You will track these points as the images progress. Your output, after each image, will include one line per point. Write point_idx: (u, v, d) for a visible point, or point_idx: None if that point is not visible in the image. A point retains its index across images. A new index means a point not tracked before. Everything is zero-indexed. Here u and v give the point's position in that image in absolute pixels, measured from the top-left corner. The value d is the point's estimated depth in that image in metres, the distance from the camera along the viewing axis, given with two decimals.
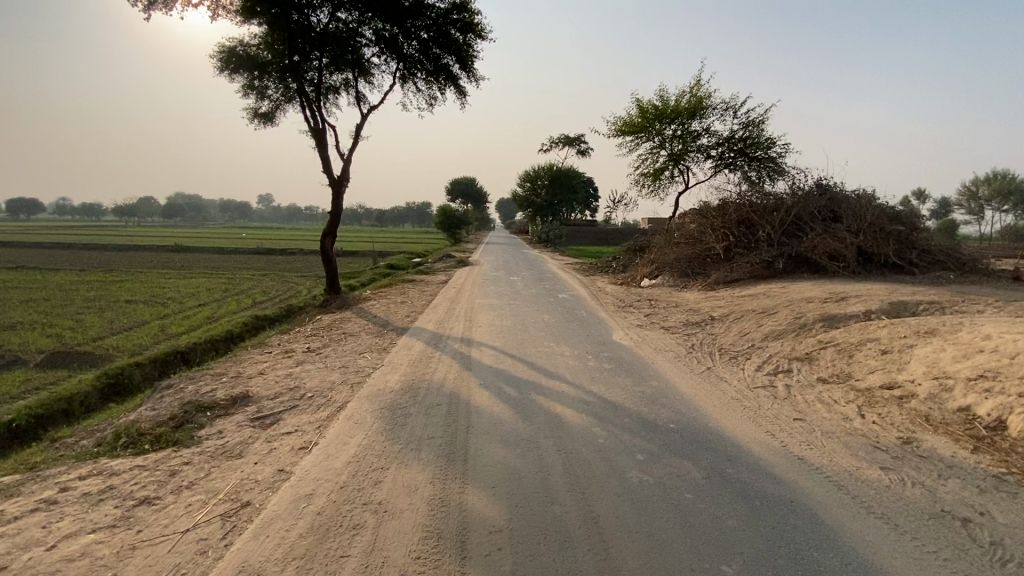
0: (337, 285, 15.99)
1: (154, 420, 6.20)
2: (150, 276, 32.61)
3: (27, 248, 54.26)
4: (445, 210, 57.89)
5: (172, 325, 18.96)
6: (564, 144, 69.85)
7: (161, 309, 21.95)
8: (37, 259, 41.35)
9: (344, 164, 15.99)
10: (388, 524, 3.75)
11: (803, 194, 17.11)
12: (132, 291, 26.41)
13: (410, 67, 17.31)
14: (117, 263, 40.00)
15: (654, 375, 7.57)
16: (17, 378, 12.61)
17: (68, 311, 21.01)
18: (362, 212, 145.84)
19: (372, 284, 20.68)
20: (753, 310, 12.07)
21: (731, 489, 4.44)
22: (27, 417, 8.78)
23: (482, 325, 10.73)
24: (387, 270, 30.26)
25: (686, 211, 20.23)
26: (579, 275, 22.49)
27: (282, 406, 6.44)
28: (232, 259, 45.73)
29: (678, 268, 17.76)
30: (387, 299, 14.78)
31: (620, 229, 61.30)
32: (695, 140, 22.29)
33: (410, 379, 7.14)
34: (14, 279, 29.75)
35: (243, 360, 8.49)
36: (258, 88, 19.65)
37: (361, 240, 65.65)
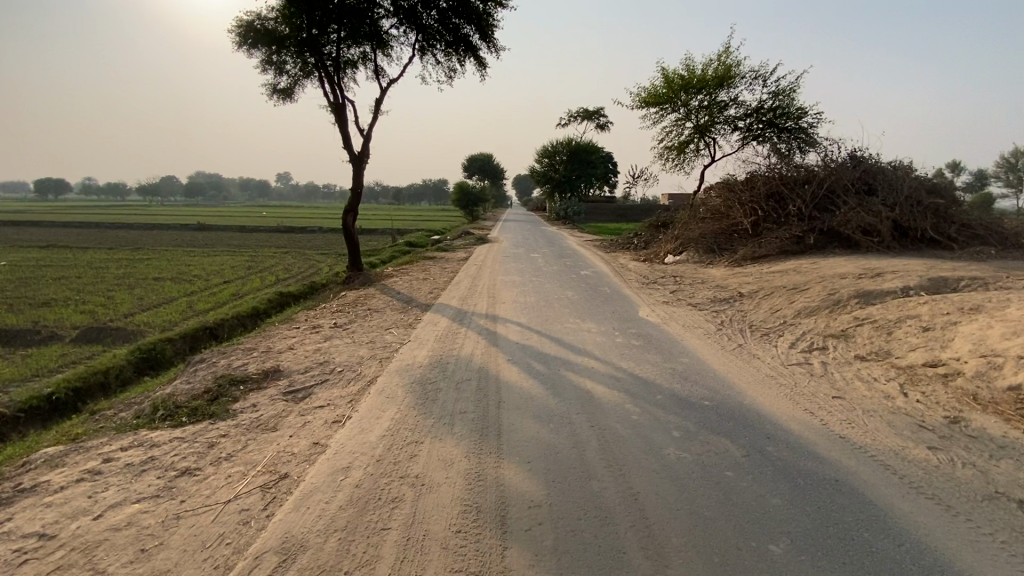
0: (359, 261, 16.04)
1: (189, 393, 6.31)
2: (176, 254, 33.26)
3: (58, 227, 55.81)
4: (461, 186, 57.36)
5: (199, 302, 19.33)
6: (582, 119, 68.49)
7: (188, 286, 22.43)
8: (67, 238, 42.53)
9: (364, 139, 15.86)
10: (426, 497, 3.74)
11: (837, 166, 16.44)
12: (160, 269, 27.04)
13: (429, 38, 16.95)
14: (143, 242, 40.91)
15: (684, 352, 7.42)
16: (55, 353, 13.03)
17: (100, 288, 21.61)
18: (380, 190, 146.05)
19: (393, 261, 20.72)
20: (783, 287, 11.74)
21: (774, 467, 4.31)
22: (67, 390, 9.07)
23: (506, 302, 10.65)
24: (407, 247, 30.28)
25: (712, 185, 19.67)
26: (601, 252, 22.21)
27: (313, 380, 6.49)
28: (254, 237, 46.32)
29: (703, 243, 17.36)
30: (410, 276, 14.79)
31: (640, 206, 60.27)
32: (722, 111, 21.54)
33: (438, 354, 7.12)
34: (47, 257, 30.67)
35: (272, 335, 8.58)
36: (276, 63, 19.44)
37: (379, 218, 65.87)
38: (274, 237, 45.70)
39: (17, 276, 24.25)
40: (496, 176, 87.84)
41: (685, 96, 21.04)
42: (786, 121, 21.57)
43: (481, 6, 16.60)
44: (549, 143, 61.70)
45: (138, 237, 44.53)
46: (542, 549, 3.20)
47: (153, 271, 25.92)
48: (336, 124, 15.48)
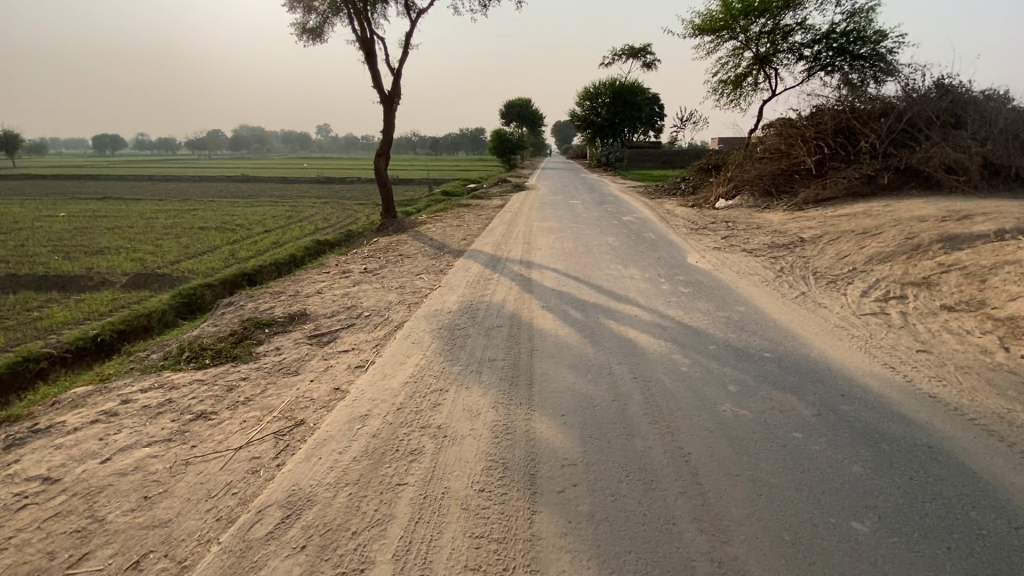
0: (393, 208, 15.65)
1: (215, 336, 6.16)
2: (221, 204, 34.05)
3: (115, 180, 58.54)
4: (501, 132, 55.24)
5: (241, 250, 19.65)
6: (627, 58, 64.34)
7: (232, 234, 22.87)
8: (122, 190, 44.44)
9: (395, 77, 15.08)
10: (448, 451, 3.35)
11: (920, 95, 14.48)
12: (205, 219, 27.70)
13: None
14: (192, 193, 42.22)
15: (739, 300, 6.68)
16: (107, 298, 13.52)
17: (150, 237, 22.32)
18: (418, 140, 144.74)
19: (428, 209, 20.28)
20: (851, 231, 10.57)
21: (854, 431, 3.66)
22: (112, 332, 9.29)
23: (543, 248, 10.04)
24: (443, 196, 29.74)
25: (772, 122, 17.90)
26: (644, 198, 20.99)
27: (338, 324, 6.19)
28: (295, 188, 46.92)
29: (759, 186, 15.95)
30: (444, 223, 14.32)
31: (687, 151, 56.98)
32: (786, 38, 19.34)
33: (469, 300, 6.67)
34: (103, 208, 32.05)
35: (301, 279, 8.37)
36: (304, 1, 18.60)
37: (416, 168, 65.32)
38: (314, 188, 46.11)
39: (76, 226, 25.40)
40: (535, 123, 84.85)
41: (744, 22, 18.88)
42: (860, 46, 19.22)
43: None
44: (591, 85, 58.49)
45: (187, 188, 45.99)
46: (577, 515, 2.76)
47: (199, 221, 26.59)
48: (364, 62, 14.73)
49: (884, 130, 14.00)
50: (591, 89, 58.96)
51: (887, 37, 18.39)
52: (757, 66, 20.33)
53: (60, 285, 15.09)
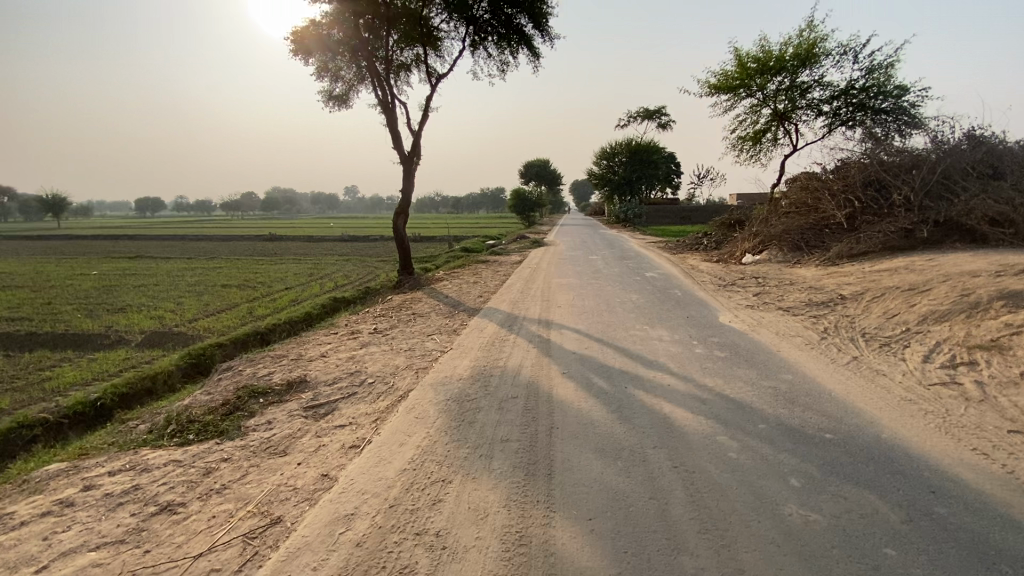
0: (411, 265, 15.44)
1: (207, 405, 5.68)
2: (246, 262, 34.78)
3: (151, 240, 61.19)
4: (518, 193, 56.62)
5: (259, 307, 19.60)
6: (642, 119, 66.30)
7: (252, 292, 22.98)
8: (155, 249, 46.06)
9: (414, 138, 15.32)
10: (446, 571, 2.69)
11: (953, 146, 13.97)
12: (229, 276, 28.12)
13: (480, 31, 16.26)
14: (219, 252, 43.44)
15: (784, 367, 5.94)
16: (119, 357, 13.31)
17: (173, 295, 22.54)
18: (440, 200, 149.30)
19: (446, 265, 20.11)
20: (896, 287, 9.79)
21: (960, 544, 2.89)
22: (113, 395, 8.92)
23: (563, 306, 9.49)
24: (463, 252, 29.78)
25: (797, 176, 17.55)
26: (666, 253, 20.51)
27: (338, 393, 5.64)
28: (318, 246, 47.99)
29: (788, 241, 15.36)
30: (461, 280, 13.97)
31: (706, 207, 57.01)
32: (805, 94, 19.35)
33: (482, 366, 6.08)
34: (134, 267, 32.99)
35: (307, 341, 7.93)
36: (332, 70, 19.48)
37: (437, 226, 66.72)
38: (338, 246, 47.06)
39: (105, 284, 26.00)
40: (553, 181, 86.95)
41: (761, 81, 18.96)
42: (882, 100, 19.02)
43: None
44: (608, 145, 59.87)
45: (215, 247, 47.43)
46: None
47: (223, 279, 26.97)
48: (386, 125, 15.02)
49: (918, 182, 13.43)
50: (608, 149, 60.31)
51: (908, 91, 18.20)
52: (776, 121, 20.28)
53: (77, 344, 15.02)
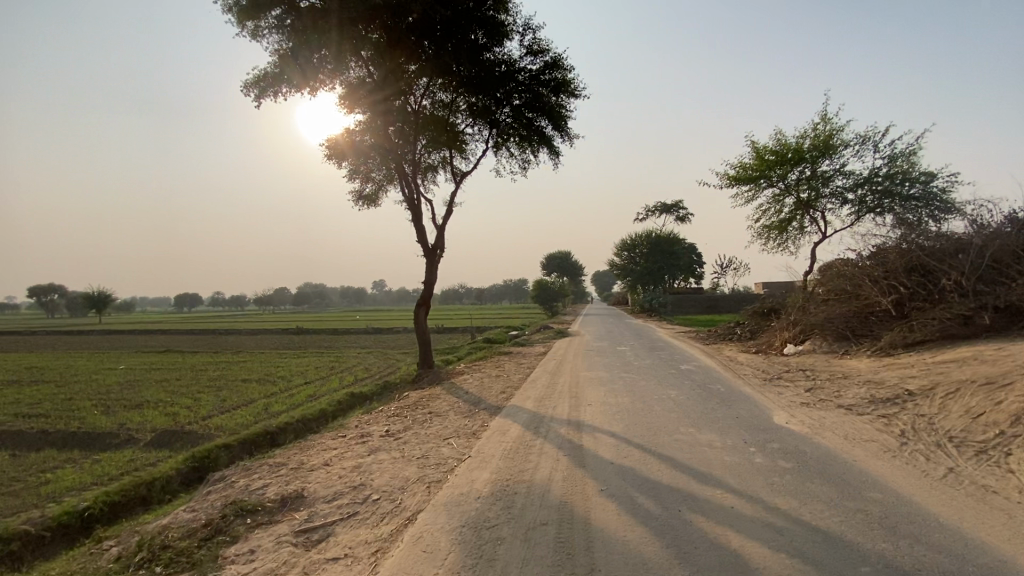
0: (431, 358, 14.86)
1: (187, 526, 4.91)
2: (269, 356, 34.75)
3: (183, 334, 62.82)
4: (541, 283, 57.17)
5: (275, 404, 18.97)
6: (660, 213, 68.07)
7: (270, 387, 22.49)
8: (183, 343, 46.85)
9: (438, 233, 15.47)
10: None
11: (998, 228, 13.31)
12: (250, 371, 27.90)
13: (503, 133, 17.00)
14: (245, 345, 43.85)
15: (869, 484, 4.92)
16: (123, 459, 12.62)
17: (191, 391, 22.18)
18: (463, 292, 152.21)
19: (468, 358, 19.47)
20: (971, 381, 8.68)
21: None
22: (102, 506, 8.15)
23: (593, 404, 8.63)
24: (485, 344, 29.22)
25: (831, 263, 16.95)
26: (698, 344, 19.54)
27: (337, 514, 4.83)
28: (342, 339, 48.14)
29: (832, 331, 14.41)
30: (482, 374, 13.25)
31: (732, 296, 56.12)
32: (827, 183, 19.31)
33: (505, 479, 5.24)
34: (159, 361, 33.21)
35: (312, 445, 7.20)
36: (364, 172, 20.36)
37: (460, 318, 66.97)
38: (361, 339, 47.14)
39: (128, 379, 25.96)
40: (575, 273, 88.05)
41: (782, 172, 18.99)
42: (909, 187, 18.80)
43: (554, 99, 16.59)
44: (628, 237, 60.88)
45: (242, 341, 48.04)
46: None
47: (244, 373, 26.70)
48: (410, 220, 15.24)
49: (966, 266, 12.63)
50: (628, 241, 61.26)
51: (935, 177, 17.98)
52: (801, 210, 20.11)
53: (85, 443, 14.46)
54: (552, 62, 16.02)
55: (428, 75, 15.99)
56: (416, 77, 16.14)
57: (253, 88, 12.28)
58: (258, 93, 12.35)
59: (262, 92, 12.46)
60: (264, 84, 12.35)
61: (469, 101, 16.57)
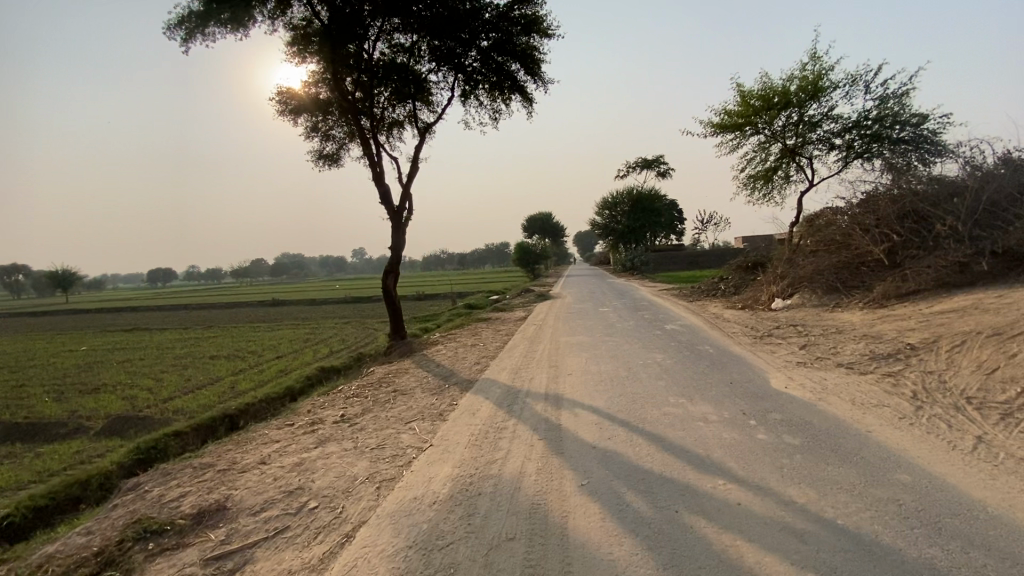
0: (402, 327, 13.92)
1: (77, 557, 4.00)
2: (241, 330, 33.42)
3: (154, 311, 60.75)
4: (522, 245, 56.12)
5: (243, 381, 17.96)
6: (641, 169, 66.76)
7: (239, 363, 21.41)
8: (153, 320, 45.06)
9: (404, 193, 14.16)
10: None
11: (996, 168, 12.60)
12: (220, 346, 26.66)
13: (471, 81, 15.54)
14: (217, 320, 42.26)
15: (895, 463, 4.19)
16: (69, 451, 11.61)
17: (154, 371, 21.02)
18: (445, 257, 150.33)
19: (445, 325, 18.59)
20: (976, 331, 8.08)
21: None
22: (24, 513, 7.20)
23: (574, 374, 7.83)
24: (466, 310, 28.37)
25: (821, 212, 16.26)
26: (683, 301, 18.93)
27: (261, 531, 3.96)
28: (319, 309, 46.81)
29: (823, 283, 13.82)
30: (456, 342, 12.37)
31: (713, 251, 55.89)
32: (815, 128, 18.34)
33: (469, 475, 4.41)
34: (124, 341, 31.69)
35: (254, 437, 6.29)
36: (322, 131, 18.24)
37: (441, 283, 65.82)
38: (339, 308, 45.85)
39: (88, 361, 24.55)
40: (557, 234, 87.24)
41: (769, 118, 17.84)
42: (899, 130, 17.97)
43: (525, 40, 15.10)
44: (609, 195, 59.68)
45: (215, 316, 46.40)
46: None
47: (213, 350, 25.49)
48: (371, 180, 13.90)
49: (963, 210, 11.92)
50: (609, 199, 60.08)
51: (926, 117, 17.15)
52: (788, 157, 19.20)
53: (31, 435, 13.36)
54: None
55: (383, 16, 14.28)
56: (370, 18, 14.41)
57: (177, 32, 10.58)
58: (185, 37, 10.75)
59: (188, 36, 10.78)
60: (190, 27, 10.65)
61: (431, 45, 14.96)
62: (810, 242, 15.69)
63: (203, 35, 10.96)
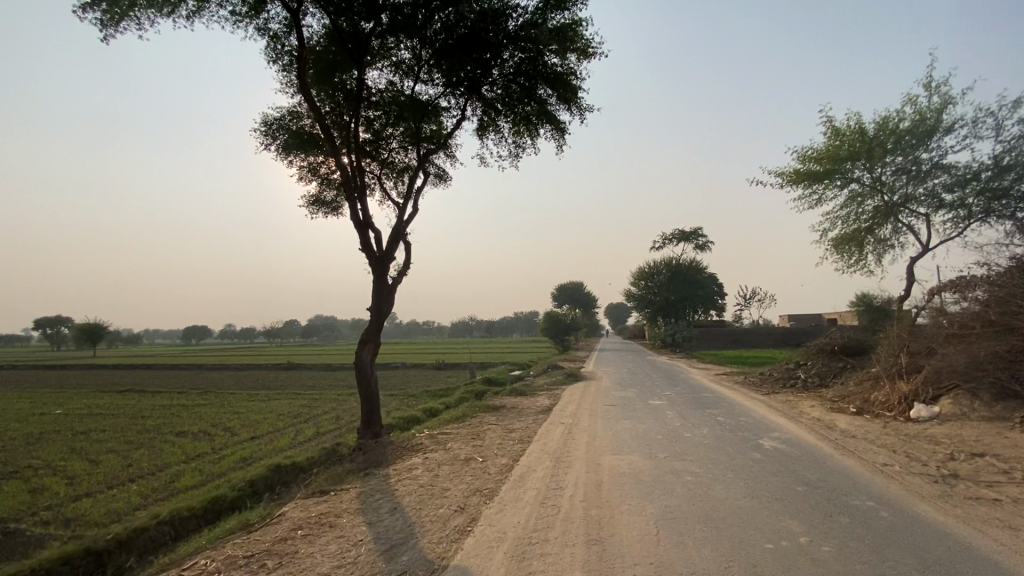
0: (377, 421, 10.05)
1: None
2: (234, 399, 30.02)
3: (167, 369, 58.87)
4: (551, 315, 52.48)
5: (186, 475, 14.12)
6: (678, 241, 63.61)
7: (202, 446, 17.67)
8: (156, 381, 42.53)
9: (395, 237, 10.49)
10: None
11: None
12: (196, 420, 23.07)
13: (491, 110, 12.57)
14: (218, 384, 39.25)
15: None
16: None
17: (102, 449, 17.52)
18: (473, 325, 148.30)
19: (449, 413, 14.58)
20: None
21: None
22: None
23: None
24: (483, 388, 24.29)
25: (962, 282, 11.90)
26: (758, 396, 14.48)
27: None
28: (330, 377, 43.47)
29: (992, 383, 9.34)
30: (444, 452, 8.38)
31: (762, 330, 50.73)
32: (925, 181, 14.47)
33: None
34: (106, 405, 28.67)
35: None
36: (320, 175, 15.38)
37: (464, 353, 61.99)
38: (349, 377, 42.33)
39: (43, 431, 21.26)
40: (588, 305, 84.10)
41: (867, 166, 14.03)
42: None
43: (559, 60, 12.11)
44: (645, 265, 56.13)
45: (221, 380, 43.57)
46: None
47: (184, 424, 21.90)
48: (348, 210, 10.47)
49: None
50: (646, 269, 56.34)
51: None
52: (887, 217, 15.25)
53: None
54: (557, 8, 11.51)
55: (386, 31, 11.47)
56: (370, 36, 11.55)
57: (93, 13, 7.87)
58: (106, 20, 8.04)
59: (111, 20, 8.06)
60: (112, 7, 7.96)
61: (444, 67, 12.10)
62: (952, 324, 11.24)
63: (133, 20, 8.27)
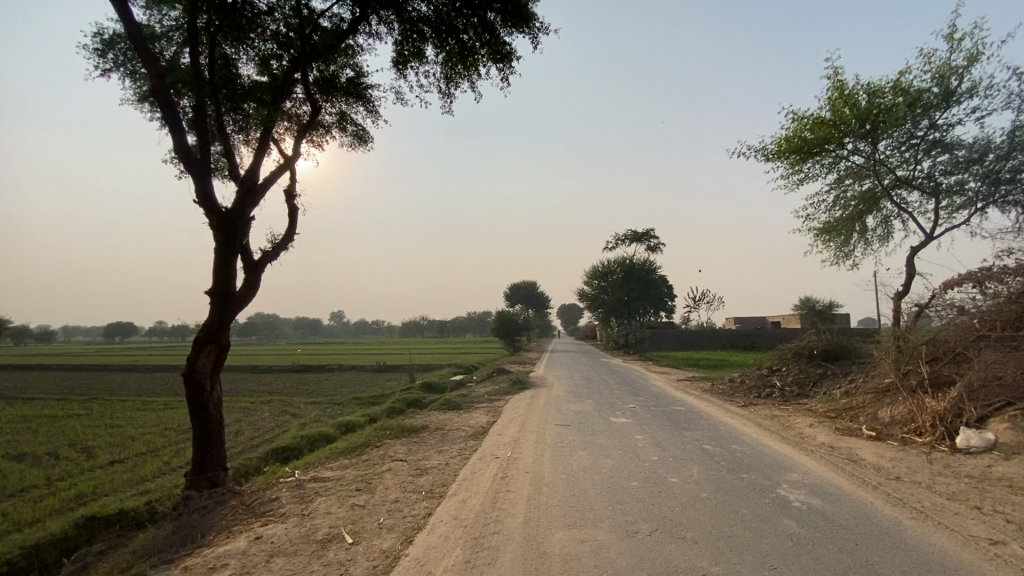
0: (219, 458, 6.79)
1: None
2: (119, 408, 25.15)
3: (60, 369, 51.57)
4: (502, 313, 49.66)
5: None
6: (632, 241, 62.58)
7: (32, 477, 13.44)
8: (36, 384, 36.36)
9: (252, 192, 7.07)
10: None
11: None
12: (50, 437, 18.42)
13: (415, 31, 9.32)
14: (112, 389, 33.76)
15: None
16: None
17: None
18: (424, 324, 144.44)
19: (356, 435, 11.30)
20: None
21: None
22: None
23: None
24: (416, 395, 21.00)
25: (988, 273, 9.76)
26: (737, 411, 12.08)
27: None
28: (250, 381, 38.64)
29: None
30: (298, 523, 5.17)
31: (715, 332, 49.98)
32: (925, 158, 12.50)
33: None
34: None
35: None
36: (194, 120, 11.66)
37: (408, 353, 58.12)
38: (273, 381, 37.75)
39: None
40: (540, 305, 82.31)
41: (865, 138, 11.94)
42: None
43: None
44: (599, 263, 54.34)
45: (118, 382, 37.75)
46: None
47: (30, 443, 17.31)
48: (176, 149, 6.93)
49: None
50: (600, 268, 54.47)
51: None
52: (880, 200, 13.28)
53: None
54: None
55: None
56: None
57: None
58: None
59: None
60: None
61: None
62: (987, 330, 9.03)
63: None
